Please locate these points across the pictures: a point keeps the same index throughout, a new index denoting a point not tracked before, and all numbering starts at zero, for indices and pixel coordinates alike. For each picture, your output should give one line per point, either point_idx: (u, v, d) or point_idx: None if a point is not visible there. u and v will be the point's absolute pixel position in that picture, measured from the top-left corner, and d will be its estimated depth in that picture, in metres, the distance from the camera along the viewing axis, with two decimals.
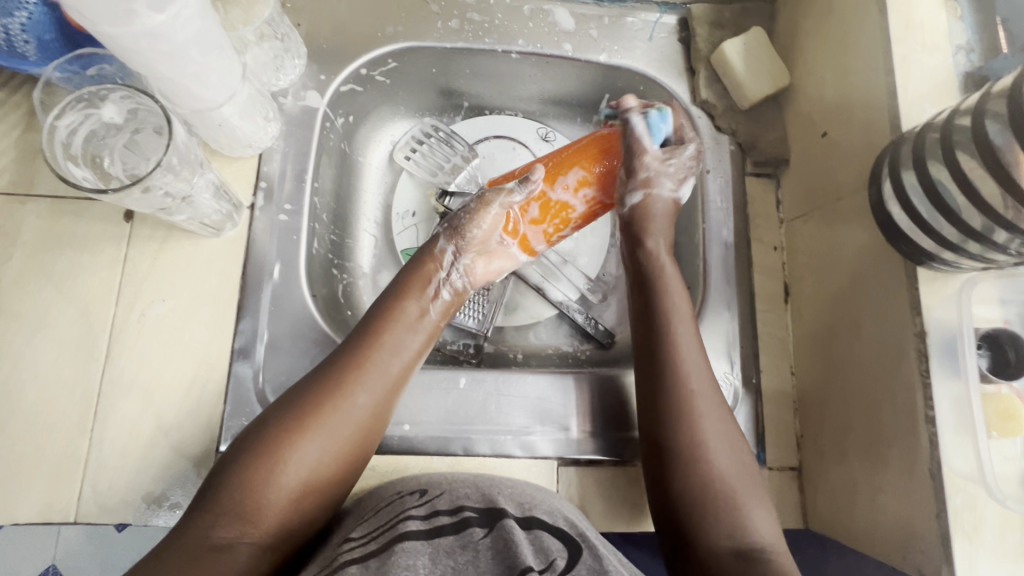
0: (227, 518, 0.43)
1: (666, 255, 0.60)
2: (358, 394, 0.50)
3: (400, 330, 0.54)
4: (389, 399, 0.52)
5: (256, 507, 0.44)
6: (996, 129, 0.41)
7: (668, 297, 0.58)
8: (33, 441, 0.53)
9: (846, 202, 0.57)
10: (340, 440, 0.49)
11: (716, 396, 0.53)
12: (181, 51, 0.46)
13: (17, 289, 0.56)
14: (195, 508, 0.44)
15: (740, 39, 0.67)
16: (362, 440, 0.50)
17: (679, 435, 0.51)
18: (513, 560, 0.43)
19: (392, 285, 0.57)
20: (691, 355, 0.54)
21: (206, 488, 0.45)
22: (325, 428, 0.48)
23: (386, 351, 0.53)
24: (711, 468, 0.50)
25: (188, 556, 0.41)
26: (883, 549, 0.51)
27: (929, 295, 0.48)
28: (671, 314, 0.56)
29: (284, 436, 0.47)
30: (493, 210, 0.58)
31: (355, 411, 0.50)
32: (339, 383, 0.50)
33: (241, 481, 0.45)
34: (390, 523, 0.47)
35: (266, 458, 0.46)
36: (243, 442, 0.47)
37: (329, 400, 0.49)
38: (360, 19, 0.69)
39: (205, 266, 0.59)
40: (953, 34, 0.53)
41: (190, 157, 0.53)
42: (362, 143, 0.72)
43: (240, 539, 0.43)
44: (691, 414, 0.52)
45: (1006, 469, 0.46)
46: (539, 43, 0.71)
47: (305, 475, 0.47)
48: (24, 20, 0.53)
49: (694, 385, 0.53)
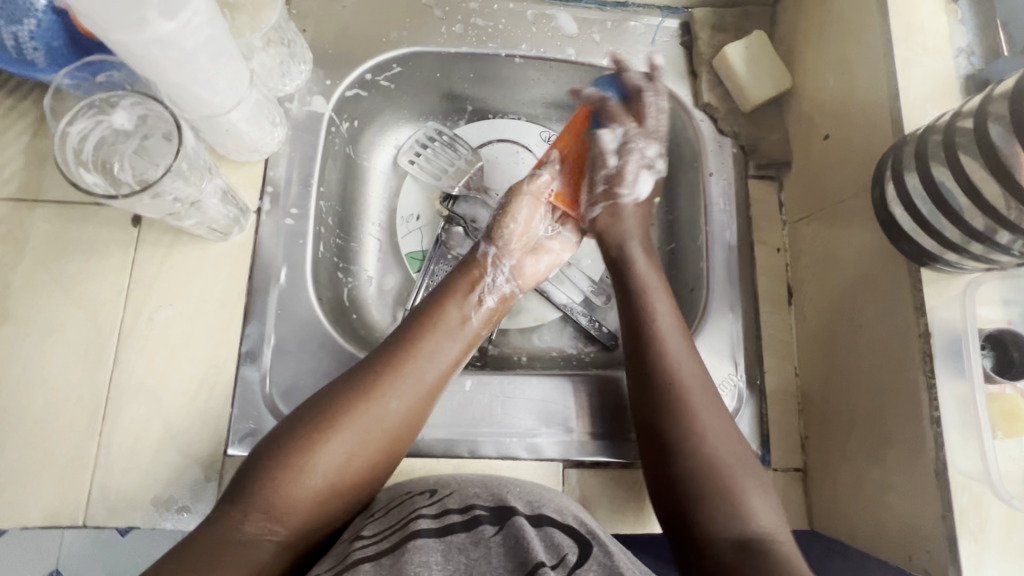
0: (254, 515, 0.44)
1: (640, 253, 0.63)
2: (391, 399, 0.51)
3: (440, 337, 0.55)
4: (424, 406, 0.53)
5: (282, 505, 0.45)
6: (998, 131, 0.42)
7: (650, 294, 0.60)
8: (43, 444, 0.53)
9: (849, 204, 0.58)
10: (371, 444, 0.49)
11: (709, 388, 0.54)
12: (190, 57, 0.47)
13: (27, 293, 0.57)
14: (222, 503, 0.45)
15: (742, 43, 0.68)
16: (392, 445, 0.51)
17: (672, 427, 0.52)
18: (525, 557, 0.43)
19: (438, 288, 0.59)
20: (676, 343, 0.56)
21: (234, 487, 0.46)
22: (355, 427, 0.49)
23: (426, 358, 0.54)
24: (704, 455, 0.50)
25: (212, 547, 0.42)
26: (889, 549, 0.51)
27: (932, 296, 0.48)
28: (653, 307, 0.59)
29: (313, 436, 0.48)
30: (525, 200, 0.63)
31: (387, 415, 0.50)
32: (377, 387, 0.51)
33: (270, 477, 0.45)
34: (402, 522, 0.47)
35: (294, 458, 0.46)
36: (274, 443, 0.48)
37: (365, 402, 0.50)
38: (364, 24, 0.69)
39: (212, 270, 0.60)
40: (953, 38, 0.54)
41: (199, 162, 0.53)
42: (366, 148, 0.73)
43: (265, 535, 0.44)
44: (688, 410, 0.53)
45: (1011, 469, 0.46)
46: (543, 48, 0.71)
47: (333, 475, 0.47)
48: (33, 28, 0.54)
49: (684, 379, 0.54)
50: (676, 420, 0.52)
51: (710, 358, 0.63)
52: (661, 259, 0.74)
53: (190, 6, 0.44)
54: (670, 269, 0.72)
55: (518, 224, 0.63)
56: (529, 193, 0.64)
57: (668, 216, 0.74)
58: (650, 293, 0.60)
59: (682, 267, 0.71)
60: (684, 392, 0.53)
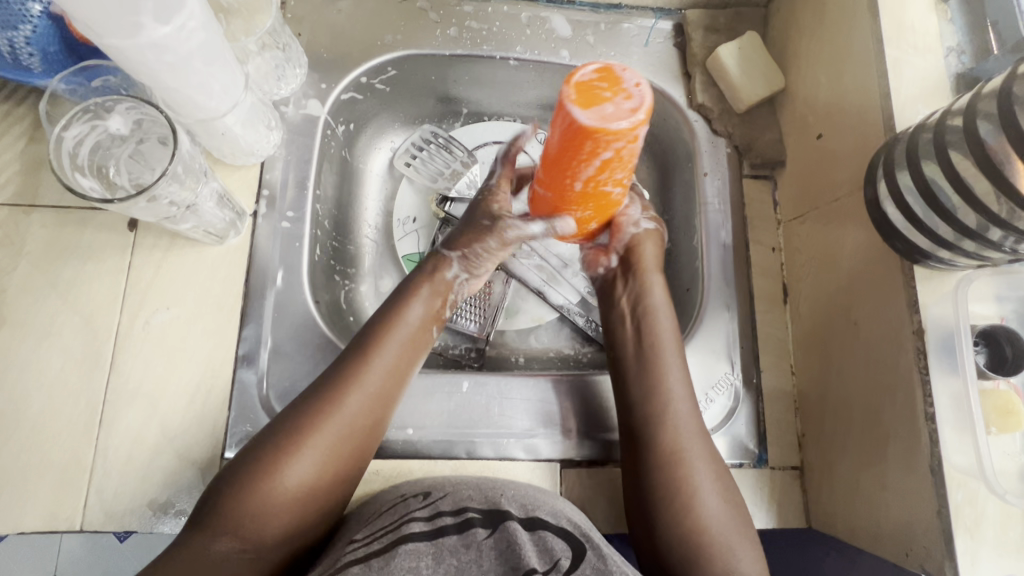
0: (226, 530, 0.45)
1: (658, 285, 0.61)
2: (353, 406, 0.51)
3: (396, 345, 0.54)
4: (386, 407, 0.53)
5: (251, 521, 0.45)
6: (988, 129, 0.42)
7: (661, 340, 0.58)
8: (39, 449, 0.53)
9: (841, 203, 0.58)
10: (336, 453, 0.49)
11: (703, 437, 0.54)
12: (184, 62, 0.47)
13: (23, 298, 0.57)
14: (197, 520, 0.46)
15: (735, 44, 0.68)
16: (360, 450, 0.51)
17: (655, 483, 0.52)
18: (517, 561, 0.44)
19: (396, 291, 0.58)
20: (678, 383, 0.56)
21: (209, 495, 0.47)
22: (320, 443, 0.49)
23: (382, 368, 0.53)
24: (692, 524, 0.50)
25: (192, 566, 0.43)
26: (885, 546, 0.51)
27: (925, 292, 0.49)
28: (661, 354, 0.57)
29: (282, 446, 0.48)
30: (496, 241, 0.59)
31: (350, 426, 0.50)
32: (332, 399, 0.50)
33: (238, 494, 0.46)
34: (394, 525, 0.47)
35: (265, 468, 0.47)
36: (246, 457, 0.48)
37: (326, 412, 0.50)
38: (358, 27, 0.69)
39: (208, 273, 0.60)
40: (943, 37, 0.54)
41: (194, 166, 0.53)
42: (363, 151, 0.73)
43: (240, 550, 0.45)
44: (682, 464, 0.52)
45: (1004, 464, 0.46)
46: (537, 50, 0.72)
47: (304, 484, 0.47)
48: (29, 33, 0.53)
49: (682, 438, 0.53)
50: (666, 487, 0.52)
51: (706, 357, 0.63)
52: None
53: (184, 11, 0.44)
54: (667, 269, 0.73)
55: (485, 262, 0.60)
56: (500, 237, 0.59)
57: (663, 217, 0.74)
58: (661, 339, 0.58)
59: (678, 267, 0.71)
60: (681, 453, 0.53)
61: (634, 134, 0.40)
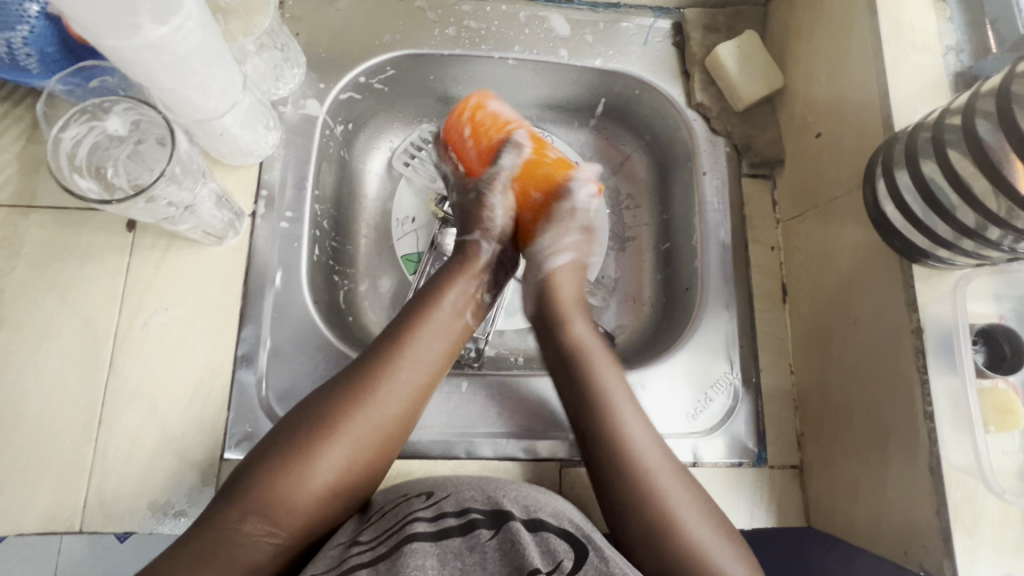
0: (254, 517, 0.45)
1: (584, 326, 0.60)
2: (388, 399, 0.51)
3: (437, 333, 0.55)
4: (419, 403, 0.53)
5: (280, 506, 0.46)
6: (987, 128, 0.42)
7: (597, 377, 0.56)
8: (37, 451, 0.53)
9: (840, 202, 0.58)
10: (368, 442, 0.50)
11: (677, 473, 0.52)
12: (182, 62, 0.47)
13: (22, 299, 0.57)
14: (220, 500, 0.46)
15: (734, 42, 0.68)
16: (385, 446, 0.51)
17: (650, 516, 0.49)
18: (521, 561, 0.43)
19: (432, 280, 0.59)
20: (626, 413, 0.54)
21: (233, 483, 0.47)
22: (356, 431, 0.49)
23: (420, 356, 0.54)
24: (689, 559, 0.47)
25: (211, 550, 0.43)
26: (886, 545, 0.51)
27: (924, 291, 0.49)
28: (606, 389, 0.55)
29: (317, 436, 0.48)
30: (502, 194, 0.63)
31: (383, 415, 0.51)
32: (369, 391, 0.51)
33: (267, 479, 0.46)
34: (397, 526, 0.48)
35: (298, 457, 0.47)
36: (275, 444, 0.48)
37: (363, 402, 0.50)
38: (357, 27, 0.69)
39: (207, 274, 0.60)
40: (943, 35, 0.54)
41: (192, 166, 0.53)
42: (361, 151, 0.73)
43: (265, 538, 0.45)
44: (660, 503, 0.50)
45: (1003, 463, 0.46)
46: (536, 50, 0.71)
47: (332, 479, 0.48)
48: (26, 35, 0.53)
49: (653, 475, 0.51)
50: (654, 521, 0.49)
51: (706, 356, 0.63)
52: (656, 258, 0.74)
53: (181, 11, 0.44)
54: (666, 269, 0.73)
55: (500, 218, 0.63)
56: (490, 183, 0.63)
57: (662, 217, 0.74)
58: (600, 376, 0.56)
59: (677, 266, 0.71)
60: (660, 492, 0.50)
61: (472, 102, 0.64)
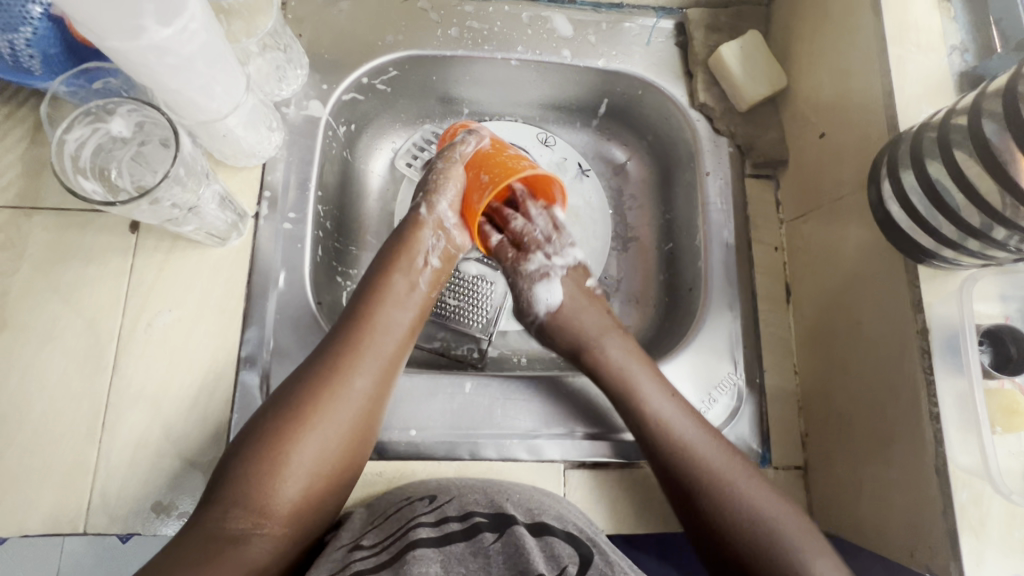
0: (238, 511, 0.45)
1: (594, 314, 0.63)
2: (355, 377, 0.52)
3: (390, 308, 0.56)
4: (388, 377, 0.54)
5: (264, 496, 0.46)
6: (993, 128, 0.42)
7: (639, 394, 0.57)
8: (41, 453, 0.53)
9: (844, 202, 0.58)
10: (339, 420, 0.50)
11: (710, 433, 0.56)
12: (186, 64, 0.47)
13: (25, 301, 0.57)
14: (206, 501, 0.46)
15: (737, 43, 0.68)
16: (363, 424, 0.51)
17: (696, 478, 0.53)
18: (524, 565, 0.44)
19: (379, 262, 0.59)
20: (674, 416, 0.56)
21: (215, 482, 0.47)
22: (323, 411, 0.50)
23: (377, 331, 0.55)
24: (742, 511, 0.51)
25: (202, 548, 0.43)
26: (892, 546, 0.51)
27: (929, 292, 0.48)
28: (631, 377, 0.58)
29: (288, 423, 0.49)
30: (456, 168, 0.62)
31: (351, 392, 0.51)
32: (335, 372, 0.51)
33: (247, 470, 0.46)
34: (401, 532, 0.48)
35: (273, 446, 0.47)
36: (249, 433, 0.48)
37: (331, 384, 0.51)
38: (359, 28, 0.69)
39: (210, 275, 0.60)
40: (947, 35, 0.54)
41: (196, 168, 0.53)
42: (364, 152, 0.73)
43: (254, 530, 0.45)
44: (702, 466, 0.54)
45: (1009, 464, 0.46)
46: (538, 50, 0.71)
47: (312, 463, 0.48)
48: (29, 35, 0.53)
49: (689, 442, 0.55)
50: (703, 484, 0.53)
51: (709, 357, 0.63)
52: (659, 258, 0.74)
53: (186, 13, 0.44)
54: (669, 269, 0.73)
55: (447, 192, 0.61)
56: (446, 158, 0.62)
57: (665, 217, 0.74)
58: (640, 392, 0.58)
59: (680, 266, 0.71)
60: (700, 454, 0.54)
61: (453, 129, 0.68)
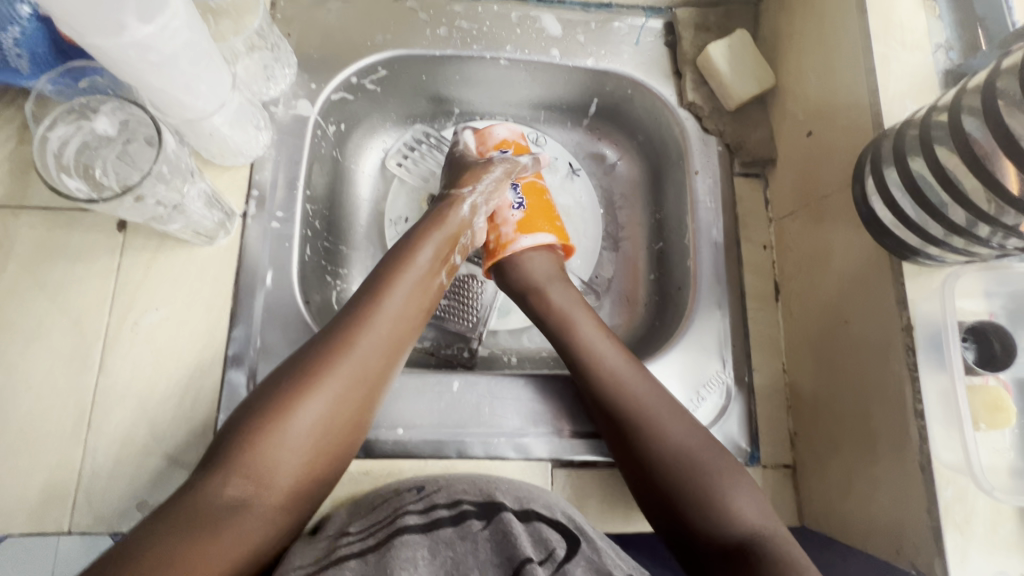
0: (237, 480, 0.45)
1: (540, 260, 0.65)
2: (367, 352, 0.52)
3: (408, 291, 0.56)
4: (395, 357, 0.54)
5: (269, 467, 0.46)
6: (973, 124, 0.42)
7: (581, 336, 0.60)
8: (24, 451, 0.53)
9: (831, 201, 0.58)
10: (352, 398, 0.50)
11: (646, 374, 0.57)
12: (169, 62, 0.47)
13: (12, 299, 0.56)
14: (200, 471, 0.45)
15: (724, 42, 0.68)
16: (367, 400, 0.52)
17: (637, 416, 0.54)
18: (511, 554, 0.45)
19: (397, 246, 0.59)
20: (609, 354, 0.58)
21: (211, 454, 0.46)
22: (333, 387, 0.49)
23: (392, 313, 0.54)
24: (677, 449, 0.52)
25: (201, 516, 0.43)
26: (878, 544, 0.51)
27: (914, 289, 0.48)
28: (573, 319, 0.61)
29: (293, 394, 0.48)
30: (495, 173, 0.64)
31: (363, 369, 0.51)
32: (348, 346, 0.51)
33: (250, 441, 0.46)
34: (389, 518, 0.48)
35: (276, 417, 0.47)
36: (249, 406, 0.48)
37: (341, 359, 0.51)
38: (348, 28, 0.69)
39: (197, 275, 0.60)
40: (932, 33, 0.54)
41: (181, 166, 0.53)
42: (354, 151, 0.73)
43: (251, 500, 0.45)
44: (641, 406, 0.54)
45: (993, 460, 0.46)
46: (527, 50, 0.71)
47: (316, 433, 0.48)
48: (17, 35, 0.53)
49: (625, 380, 0.56)
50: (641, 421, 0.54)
51: (698, 355, 0.63)
52: (649, 257, 0.74)
53: (168, 10, 0.44)
54: (659, 268, 0.73)
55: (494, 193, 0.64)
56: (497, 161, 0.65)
57: (655, 216, 0.75)
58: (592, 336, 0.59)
59: (671, 266, 0.71)
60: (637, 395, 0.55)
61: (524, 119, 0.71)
